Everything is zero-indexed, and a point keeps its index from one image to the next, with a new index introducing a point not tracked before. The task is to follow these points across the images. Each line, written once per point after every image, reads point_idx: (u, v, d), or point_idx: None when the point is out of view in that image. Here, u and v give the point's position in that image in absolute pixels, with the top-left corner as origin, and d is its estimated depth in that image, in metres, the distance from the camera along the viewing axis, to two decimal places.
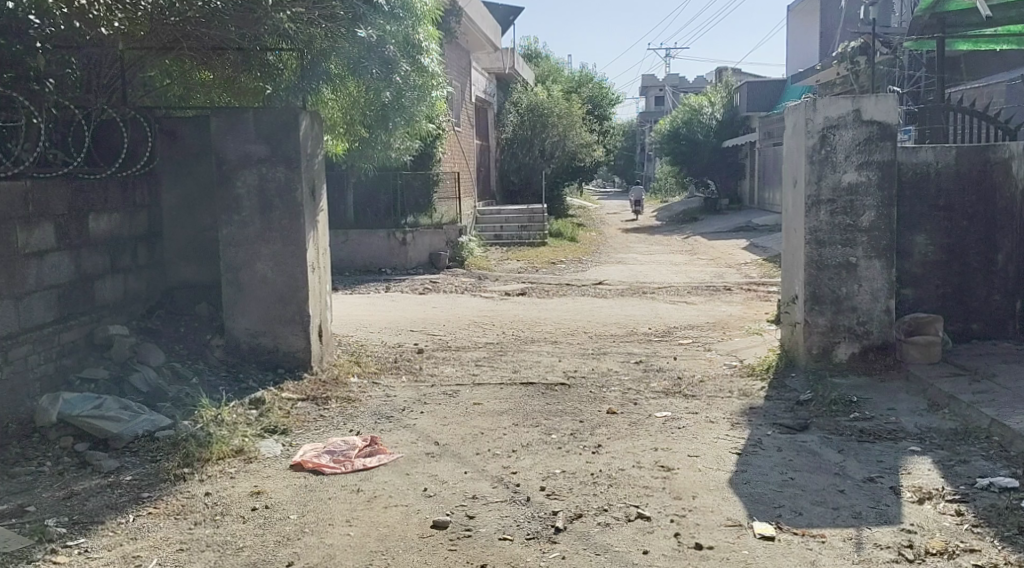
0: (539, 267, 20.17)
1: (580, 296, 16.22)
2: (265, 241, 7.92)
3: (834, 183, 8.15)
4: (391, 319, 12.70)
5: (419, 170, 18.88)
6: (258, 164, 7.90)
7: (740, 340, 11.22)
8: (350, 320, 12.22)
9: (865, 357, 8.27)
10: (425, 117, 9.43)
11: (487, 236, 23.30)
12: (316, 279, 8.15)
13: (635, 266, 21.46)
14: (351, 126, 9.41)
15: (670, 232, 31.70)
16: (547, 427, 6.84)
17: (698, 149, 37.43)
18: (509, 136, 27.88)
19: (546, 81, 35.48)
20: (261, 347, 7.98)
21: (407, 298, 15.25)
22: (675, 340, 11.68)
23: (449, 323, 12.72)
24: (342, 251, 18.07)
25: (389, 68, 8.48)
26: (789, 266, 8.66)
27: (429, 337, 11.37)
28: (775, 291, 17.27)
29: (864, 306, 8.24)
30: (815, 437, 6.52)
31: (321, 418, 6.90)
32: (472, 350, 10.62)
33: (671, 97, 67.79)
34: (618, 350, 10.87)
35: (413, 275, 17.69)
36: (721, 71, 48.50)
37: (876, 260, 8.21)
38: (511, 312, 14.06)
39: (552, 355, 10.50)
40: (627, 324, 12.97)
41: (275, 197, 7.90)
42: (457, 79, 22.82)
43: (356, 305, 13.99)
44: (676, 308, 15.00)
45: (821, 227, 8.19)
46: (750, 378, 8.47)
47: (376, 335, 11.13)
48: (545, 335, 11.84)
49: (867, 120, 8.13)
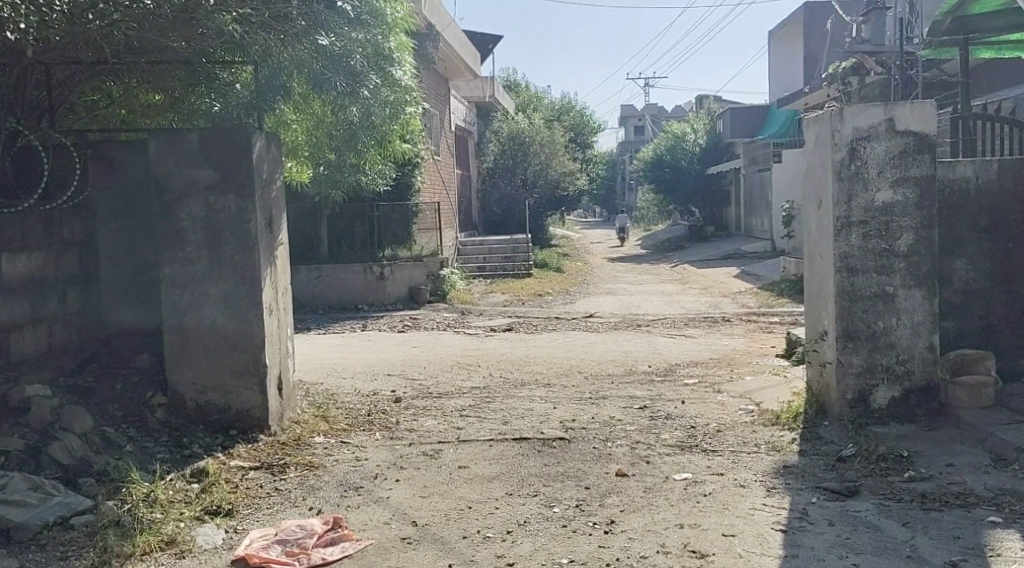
0: (525, 300, 19.12)
1: (570, 331, 15.16)
2: (213, 281, 6.83)
3: (866, 202, 7.13)
4: (367, 362, 11.59)
5: (397, 201, 17.85)
6: (205, 192, 6.82)
7: (752, 380, 10.14)
8: (321, 365, 11.09)
9: (907, 401, 7.22)
10: (400, 138, 8.33)
11: (470, 268, 22.25)
12: (273, 323, 7.06)
13: (625, 297, 20.42)
14: (314, 149, 8.31)
15: (659, 261, 30.76)
16: (546, 497, 5.75)
17: (682, 177, 36.47)
18: (491, 165, 26.91)
19: (527, 109, 34.56)
20: (209, 406, 6.87)
21: (386, 337, 14.17)
22: (680, 380, 10.59)
23: (430, 365, 11.63)
24: (316, 288, 16.97)
25: (355, 81, 7.40)
26: (813, 298, 7.63)
27: (409, 383, 10.23)
28: (776, 321, 16.26)
29: (904, 343, 7.20)
30: (868, 505, 5.48)
31: (276, 494, 5.80)
32: (457, 397, 9.48)
33: (652, 125, 67.15)
34: (618, 393, 9.77)
35: (392, 311, 16.60)
36: (703, 97, 47.89)
37: (916, 290, 7.19)
38: (498, 351, 12.97)
39: (546, 402, 9.39)
40: (624, 362, 11.91)
41: (225, 231, 6.81)
42: (435, 106, 21.85)
43: (329, 347, 12.88)
44: (675, 342, 13.94)
45: (853, 252, 7.14)
46: (774, 428, 7.41)
47: (347, 382, 9.98)
48: (537, 378, 10.75)
49: (901, 131, 7.13)
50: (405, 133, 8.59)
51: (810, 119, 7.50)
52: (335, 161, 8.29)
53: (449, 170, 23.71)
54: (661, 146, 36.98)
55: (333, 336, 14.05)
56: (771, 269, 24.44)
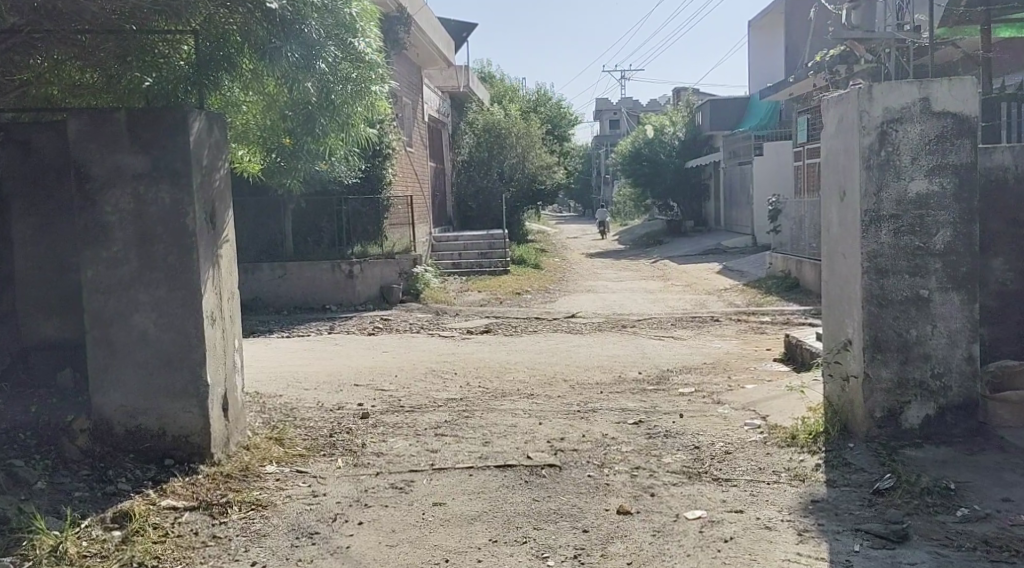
0: (503, 299, 18.19)
1: (551, 333, 14.22)
2: (144, 286, 5.91)
3: (897, 194, 6.25)
4: (332, 370, 10.61)
5: (367, 194, 16.87)
6: (134, 181, 5.88)
7: (754, 389, 9.25)
8: (281, 376, 10.10)
9: (942, 420, 6.35)
10: (366, 127, 7.35)
11: (444, 265, 21.30)
12: (216, 333, 6.12)
13: (607, 295, 19.52)
14: (270, 139, 7.34)
15: (638, 256, 29.91)
16: (535, 546, 4.88)
17: (661, 171, 35.43)
18: (466, 158, 25.95)
19: (502, 100, 33.60)
20: (140, 431, 5.95)
21: (355, 341, 13.20)
22: (673, 389, 9.67)
23: (400, 373, 10.68)
24: (281, 287, 15.96)
25: (313, 52, 6.42)
26: (833, 303, 6.77)
27: (377, 396, 9.25)
28: (768, 320, 15.42)
29: (940, 354, 6.32)
30: (923, 557, 4.68)
31: (213, 544, 4.89)
32: (431, 413, 8.53)
33: (627, 118, 66.36)
34: (608, 406, 8.85)
35: (361, 312, 15.61)
36: (681, 89, 47.06)
37: (954, 293, 6.31)
38: (475, 356, 12.02)
39: (529, 417, 8.46)
40: (612, 368, 11.01)
41: (157, 228, 5.89)
42: (407, 96, 20.87)
43: (292, 353, 11.90)
44: (663, 345, 13.03)
45: (883, 251, 6.27)
46: (790, 451, 6.53)
47: (307, 397, 9.00)
48: (519, 389, 9.80)
49: (939, 112, 6.24)
50: (371, 118, 7.61)
51: (830, 100, 6.63)
52: (289, 149, 7.30)
53: (423, 162, 22.74)
54: (638, 139, 35.86)
55: (296, 340, 13.08)
56: (756, 265, 23.62)
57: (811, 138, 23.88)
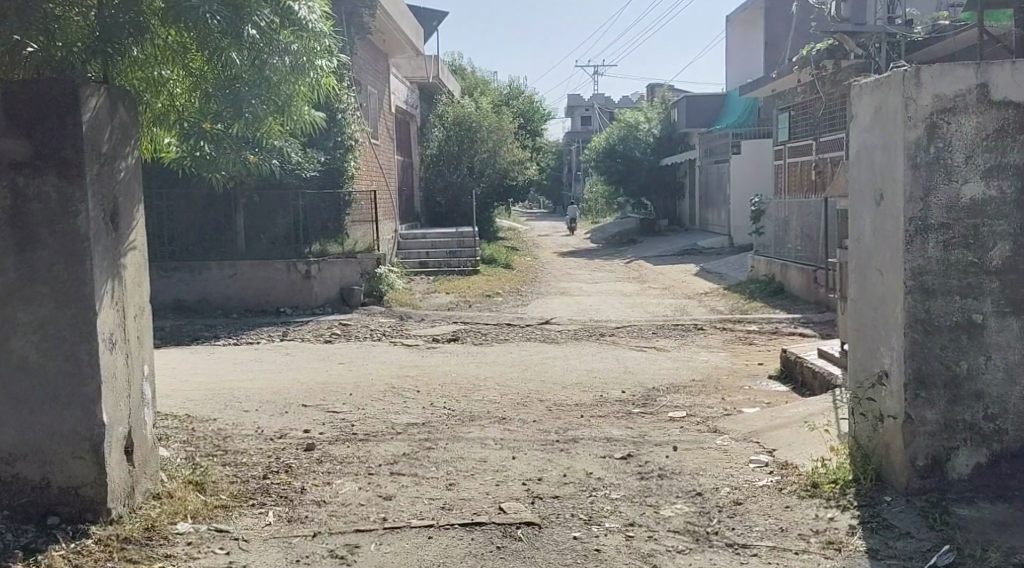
0: (472, 302, 17.09)
1: (523, 342, 13.11)
2: (24, 300, 4.81)
3: (948, 198, 5.19)
4: (280, 388, 9.47)
5: (327, 188, 15.68)
6: (12, 172, 4.77)
7: (754, 416, 8.18)
8: (221, 397, 8.94)
9: (996, 470, 5.29)
10: (312, 112, 6.31)
11: (412, 264, 20.18)
12: (115, 360, 5.03)
13: (582, 298, 18.43)
14: (188, 126, 6.08)
15: (611, 256, 28.91)
16: None
17: (636, 169, 34.32)
18: (435, 151, 24.78)
19: (473, 93, 32.44)
20: (19, 481, 4.90)
21: (309, 350, 12.06)
22: (663, 414, 8.59)
23: (355, 390, 9.55)
24: (231, 287, 14.76)
25: (239, 15, 5.48)
26: (862, 327, 5.73)
27: (326, 422, 8.10)
28: (755, 329, 14.42)
29: (995, 390, 5.26)
30: None
31: None
32: (389, 444, 7.41)
33: (600, 116, 65.37)
34: (589, 436, 7.77)
35: (319, 316, 14.46)
36: (655, 87, 46.06)
37: (1014, 318, 5.23)
38: (440, 369, 10.90)
39: (501, 449, 7.36)
40: (592, 386, 9.96)
41: (40, 229, 4.79)
42: (372, 85, 19.67)
43: (237, 364, 10.75)
44: (647, 358, 11.94)
45: (930, 267, 5.21)
46: (814, 505, 5.48)
47: (246, 426, 7.84)
48: (490, 413, 8.69)
49: (999, 101, 5.17)
50: (317, 100, 6.44)
51: (866, 85, 5.55)
52: (208, 135, 6.11)
53: (389, 155, 21.56)
54: (613, 135, 34.76)
55: (243, 349, 11.93)
56: (736, 268, 22.61)
57: (793, 137, 22.91)
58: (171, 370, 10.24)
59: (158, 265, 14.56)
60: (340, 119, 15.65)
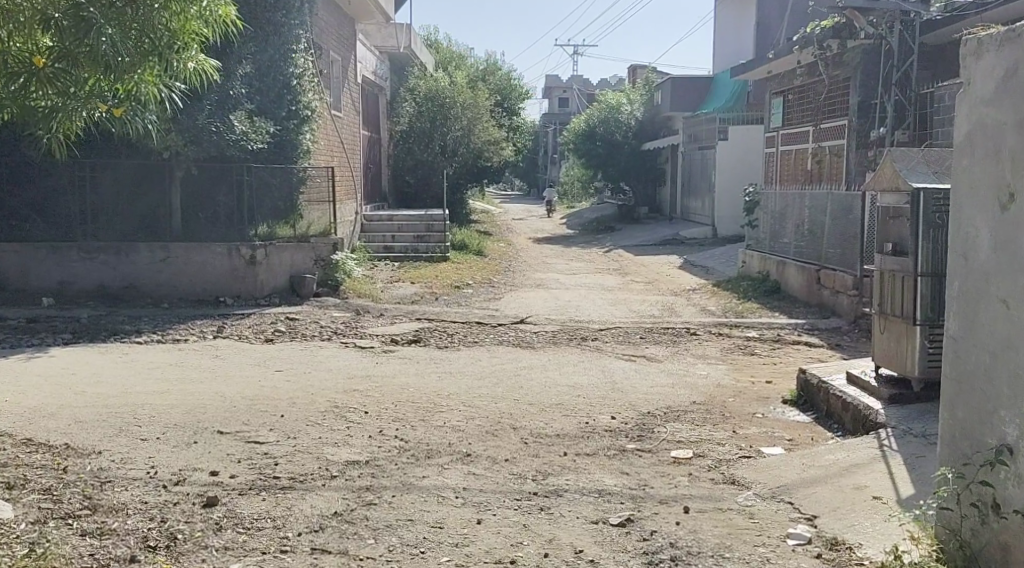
0: (438, 293, 15.41)
1: (494, 346, 11.41)
2: None
3: None
4: (196, 407, 7.77)
5: (279, 163, 13.89)
6: None
7: (778, 462, 6.54)
8: (118, 421, 7.24)
9: None
10: (201, 66, 6.20)
11: (375, 249, 18.47)
12: None
13: (559, 292, 16.74)
14: (15, 66, 5.59)
15: (589, 244, 27.28)
16: None
17: (616, 153, 32.49)
18: (404, 128, 22.80)
19: (447, 67, 30.60)
20: None
21: (241, 350, 10.35)
22: (664, 455, 6.96)
23: (287, 410, 7.86)
24: (163, 275, 12.97)
25: None
26: (966, 371, 4.49)
27: (241, 461, 6.49)
28: (753, 334, 12.83)
29: None
30: None
31: None
32: (316, 496, 5.80)
33: (578, 97, 63.62)
34: (576, 488, 6.11)
35: (263, 308, 12.76)
36: (636, 68, 44.42)
37: None
38: (392, 380, 9.19)
39: (462, 507, 5.70)
40: (576, 410, 8.32)
41: None
42: (336, 51, 17.85)
43: (152, 372, 9.06)
44: (635, 371, 10.26)
45: None
46: None
47: (135, 469, 6.18)
48: (450, 448, 7.03)
49: None
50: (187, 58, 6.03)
51: (993, 44, 4.35)
52: (43, 75, 5.57)
53: (353, 130, 19.77)
54: (592, 116, 33.05)
55: (164, 350, 10.20)
56: (725, 262, 20.99)
57: (788, 122, 21.31)
58: (67, 379, 8.52)
59: (80, 246, 12.77)
60: (295, 85, 13.86)
